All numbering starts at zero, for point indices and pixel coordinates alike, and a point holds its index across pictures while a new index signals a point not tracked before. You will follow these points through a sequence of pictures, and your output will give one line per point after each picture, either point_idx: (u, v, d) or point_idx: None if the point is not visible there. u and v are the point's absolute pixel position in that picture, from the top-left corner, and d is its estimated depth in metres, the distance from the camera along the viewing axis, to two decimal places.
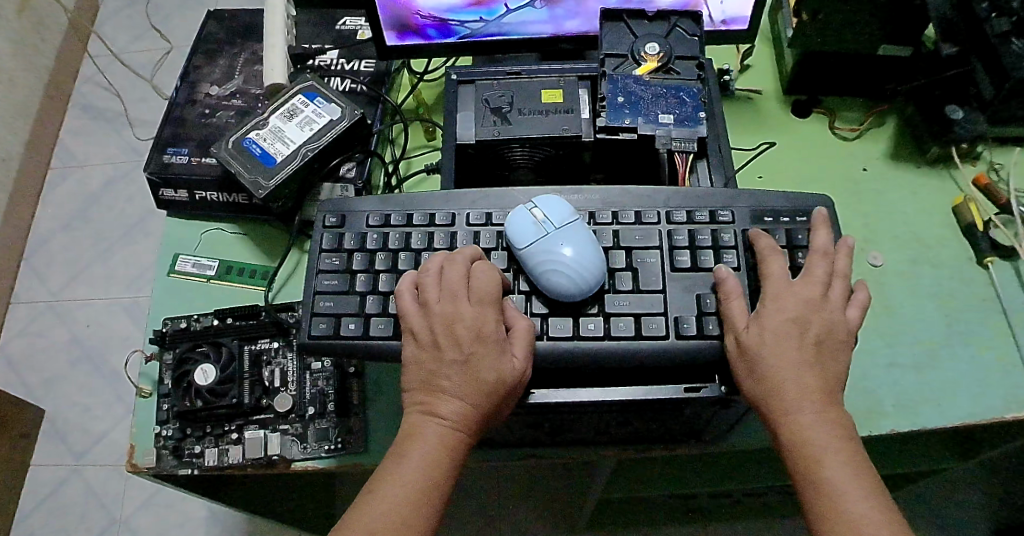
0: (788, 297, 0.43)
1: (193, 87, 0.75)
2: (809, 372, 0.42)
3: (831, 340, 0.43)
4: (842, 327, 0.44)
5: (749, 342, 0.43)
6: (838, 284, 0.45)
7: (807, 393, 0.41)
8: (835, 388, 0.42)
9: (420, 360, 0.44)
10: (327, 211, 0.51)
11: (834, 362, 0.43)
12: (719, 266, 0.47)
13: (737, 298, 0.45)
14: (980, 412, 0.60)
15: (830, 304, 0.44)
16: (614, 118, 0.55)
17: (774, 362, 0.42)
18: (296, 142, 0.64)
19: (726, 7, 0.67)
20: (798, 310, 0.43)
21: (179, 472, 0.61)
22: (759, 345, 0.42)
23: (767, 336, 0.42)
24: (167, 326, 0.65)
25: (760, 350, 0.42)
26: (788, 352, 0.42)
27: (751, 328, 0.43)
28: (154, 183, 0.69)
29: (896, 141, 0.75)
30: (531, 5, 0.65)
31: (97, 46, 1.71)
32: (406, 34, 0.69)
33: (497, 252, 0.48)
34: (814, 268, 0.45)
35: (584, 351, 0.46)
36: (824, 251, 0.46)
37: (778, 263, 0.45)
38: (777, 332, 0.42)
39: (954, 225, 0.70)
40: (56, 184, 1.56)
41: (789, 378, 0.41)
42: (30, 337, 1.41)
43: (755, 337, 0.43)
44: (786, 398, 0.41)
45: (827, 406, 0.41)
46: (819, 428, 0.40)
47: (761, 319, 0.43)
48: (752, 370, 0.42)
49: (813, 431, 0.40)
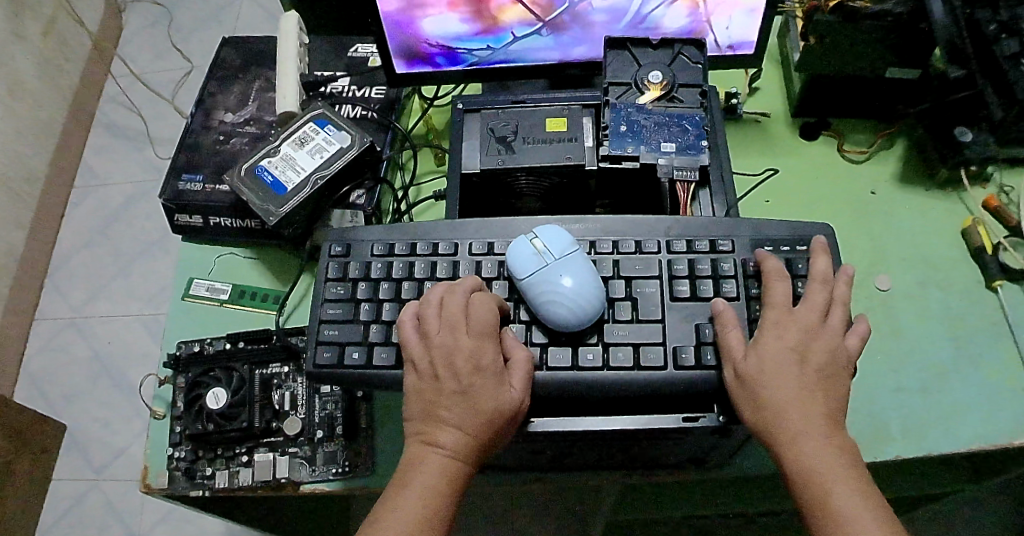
0: (785, 325, 0.44)
1: (208, 114, 0.77)
2: (811, 399, 0.42)
3: (832, 367, 0.43)
4: (842, 355, 0.44)
5: (748, 371, 0.43)
6: (836, 310, 0.45)
7: (812, 421, 0.41)
8: (837, 414, 0.42)
9: (421, 391, 0.45)
10: (334, 240, 0.53)
11: (835, 388, 0.43)
12: (717, 298, 0.47)
13: (734, 327, 0.45)
14: (989, 437, 0.59)
15: (830, 331, 0.44)
16: (617, 146, 0.55)
17: (775, 388, 0.42)
18: (307, 169, 0.66)
19: (732, 32, 0.67)
20: (797, 338, 0.43)
21: (190, 494, 0.62)
22: (760, 373, 0.42)
23: (767, 363, 0.43)
24: (181, 350, 0.66)
25: (761, 379, 0.42)
26: (789, 380, 0.42)
27: (750, 357, 0.43)
28: (170, 208, 0.71)
29: (905, 162, 0.75)
30: (538, 32, 0.66)
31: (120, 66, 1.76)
32: (415, 62, 0.70)
33: (498, 281, 0.49)
34: (813, 294, 0.46)
35: (584, 380, 0.46)
36: (823, 277, 0.46)
37: (778, 290, 0.46)
38: (777, 359, 0.43)
39: (963, 247, 0.69)
40: (80, 202, 1.60)
41: (792, 405, 0.41)
42: (52, 352, 1.44)
43: (754, 366, 0.43)
44: (790, 426, 0.41)
45: (832, 431, 0.41)
46: (825, 455, 0.40)
47: (760, 348, 0.44)
48: (753, 399, 0.42)
49: (819, 459, 0.40)
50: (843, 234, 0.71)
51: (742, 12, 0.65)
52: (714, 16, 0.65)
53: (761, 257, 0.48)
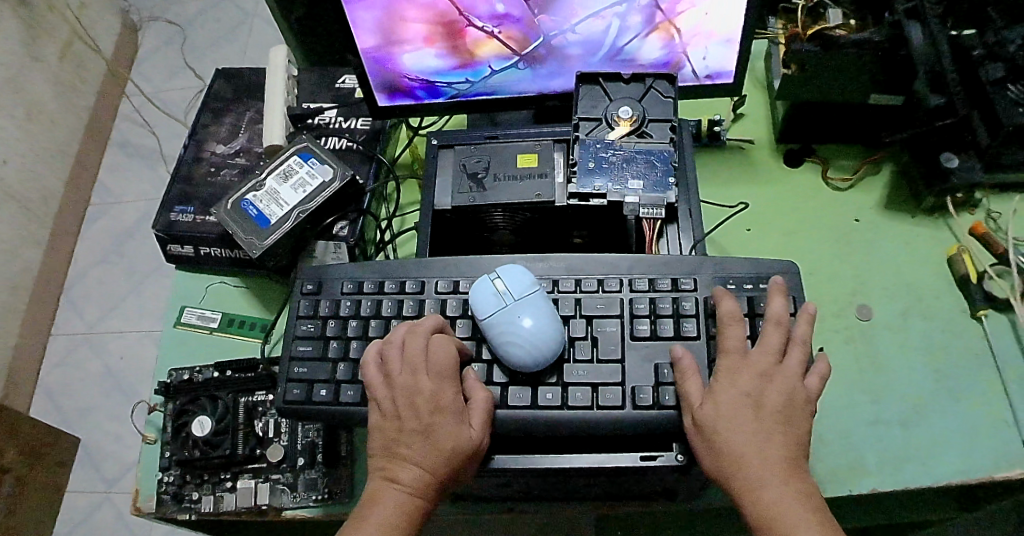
0: (739, 370, 0.44)
1: (201, 145, 0.79)
2: (769, 444, 0.41)
3: (790, 409, 0.43)
4: (802, 396, 0.44)
5: (704, 418, 0.43)
6: (795, 350, 0.45)
7: (771, 466, 0.41)
8: (797, 457, 0.42)
9: (383, 428, 0.46)
10: (307, 277, 0.55)
11: (794, 431, 0.42)
12: (678, 344, 0.48)
13: (693, 376, 0.46)
14: (970, 471, 0.58)
15: (787, 373, 0.44)
16: (585, 183, 0.56)
17: (730, 434, 0.42)
18: (290, 202, 0.67)
19: (709, 62, 0.67)
20: (751, 383, 0.43)
21: (178, 517, 0.63)
22: (715, 420, 0.42)
23: (720, 409, 0.43)
24: (171, 377, 0.68)
25: (717, 425, 0.42)
26: (745, 424, 0.42)
27: (706, 405, 0.44)
28: (162, 239, 0.73)
29: (890, 189, 0.74)
30: (515, 66, 0.67)
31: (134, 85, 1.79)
32: (396, 96, 0.71)
33: (462, 320, 0.51)
34: (768, 336, 0.46)
35: (543, 419, 0.48)
36: (777, 319, 0.47)
37: (731, 335, 0.46)
38: (732, 404, 0.43)
39: (948, 276, 0.68)
40: (95, 220, 1.64)
41: (748, 450, 0.41)
42: (67, 367, 1.49)
43: (708, 413, 0.43)
44: (747, 472, 0.41)
45: (791, 476, 0.40)
46: (785, 501, 0.39)
47: (715, 395, 0.44)
48: (711, 447, 0.42)
49: (779, 506, 0.39)
50: (824, 262, 0.70)
51: (718, 43, 0.64)
52: (690, 47, 0.65)
53: (719, 297, 0.49)
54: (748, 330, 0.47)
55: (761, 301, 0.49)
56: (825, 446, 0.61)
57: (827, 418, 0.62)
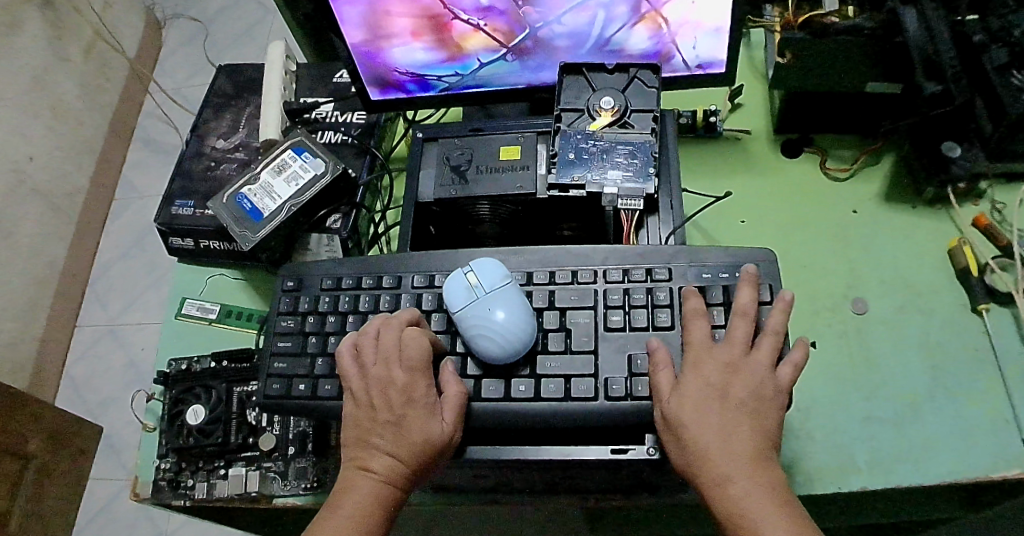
0: (705, 362, 0.44)
1: (202, 140, 0.81)
2: (733, 437, 0.40)
3: (757, 401, 0.42)
4: (771, 387, 0.43)
5: (669, 412, 0.43)
6: (766, 340, 0.45)
7: (737, 458, 0.40)
8: (764, 450, 0.41)
9: (357, 419, 0.47)
10: (288, 274, 0.58)
11: (762, 423, 0.42)
12: (654, 337, 0.48)
13: (665, 368, 0.45)
14: (966, 470, 0.57)
15: (755, 364, 0.44)
16: (564, 174, 0.56)
17: (694, 428, 0.41)
18: (282, 196, 0.68)
19: (700, 51, 0.65)
20: (716, 376, 0.43)
21: (172, 504, 0.65)
22: (679, 413, 0.42)
23: (685, 402, 0.42)
24: (171, 367, 0.71)
25: (682, 419, 0.42)
26: (711, 416, 0.41)
27: (673, 397, 0.43)
28: (163, 232, 0.75)
29: (890, 181, 0.72)
30: (503, 58, 0.66)
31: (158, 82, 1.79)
32: (388, 90, 0.71)
33: (436, 314, 0.52)
34: (735, 330, 0.45)
35: (514, 412, 0.48)
36: (746, 311, 0.46)
37: (696, 329, 0.46)
38: (696, 398, 0.42)
39: (948, 269, 0.67)
40: (119, 215, 1.66)
41: (712, 443, 0.40)
42: (92, 358, 1.53)
43: (673, 406, 0.43)
44: (712, 466, 0.40)
45: (757, 468, 0.39)
46: (751, 496, 0.38)
47: (681, 388, 0.43)
48: (677, 441, 0.42)
49: (745, 500, 0.38)
50: (819, 255, 0.69)
51: (707, 33, 0.63)
52: (679, 37, 0.63)
53: (688, 295, 0.49)
54: (715, 323, 0.47)
55: (728, 291, 0.49)
56: (814, 442, 0.60)
57: (816, 414, 0.61)
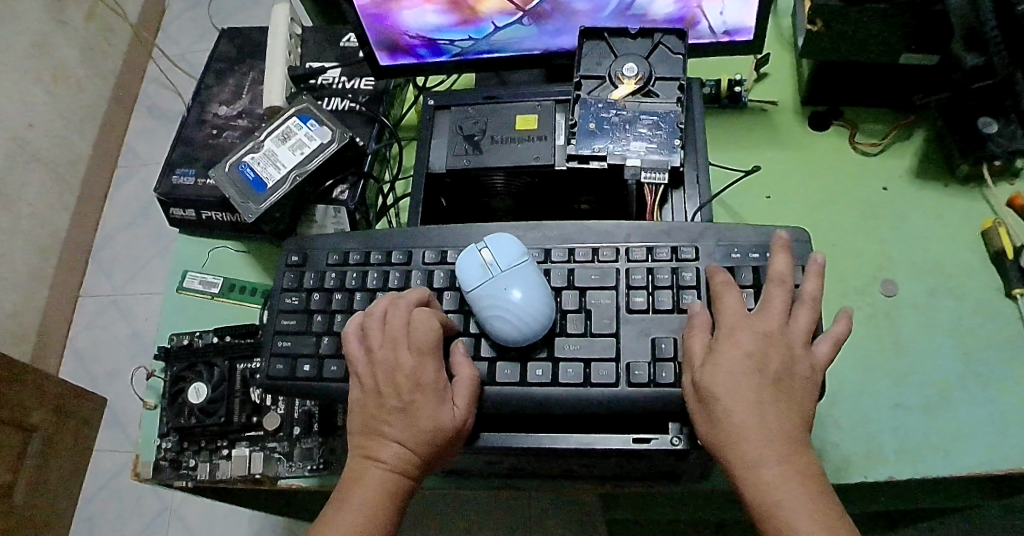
0: (742, 330, 0.41)
1: (204, 107, 0.78)
2: (768, 416, 0.38)
3: (792, 378, 0.40)
4: (805, 365, 0.41)
5: (701, 381, 0.40)
6: (801, 311, 0.43)
7: (771, 441, 0.38)
8: (799, 433, 0.39)
9: (363, 404, 0.45)
10: (293, 248, 0.55)
11: (796, 405, 0.40)
12: (695, 303, 0.46)
13: (701, 333, 0.43)
14: (996, 461, 0.55)
15: (791, 338, 0.42)
16: (584, 145, 0.53)
17: (729, 402, 0.39)
18: (287, 165, 0.65)
19: (727, 17, 0.60)
20: (755, 344, 0.40)
21: (174, 485, 0.64)
22: (713, 384, 0.40)
23: (720, 373, 0.40)
24: (172, 343, 0.69)
25: (715, 392, 0.39)
26: (747, 392, 0.39)
27: (705, 367, 0.41)
28: (164, 203, 0.73)
29: (922, 156, 0.69)
30: (519, 22, 0.62)
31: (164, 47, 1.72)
32: (398, 55, 0.67)
33: (447, 293, 0.50)
34: (773, 298, 0.43)
35: (528, 396, 0.46)
36: (783, 278, 0.44)
37: (730, 296, 0.44)
38: (733, 367, 0.40)
39: (982, 251, 0.64)
40: (123, 183, 1.61)
41: (747, 420, 0.38)
42: (96, 329, 1.50)
43: (706, 376, 0.40)
44: (745, 445, 0.38)
45: (790, 451, 0.38)
46: (783, 483, 0.37)
47: (716, 356, 0.41)
48: (708, 415, 0.40)
49: (776, 487, 0.37)
50: (847, 234, 0.66)
51: None
52: (706, 2, 0.58)
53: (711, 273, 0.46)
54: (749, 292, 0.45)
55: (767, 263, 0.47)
56: (839, 429, 0.58)
57: (841, 399, 0.59)
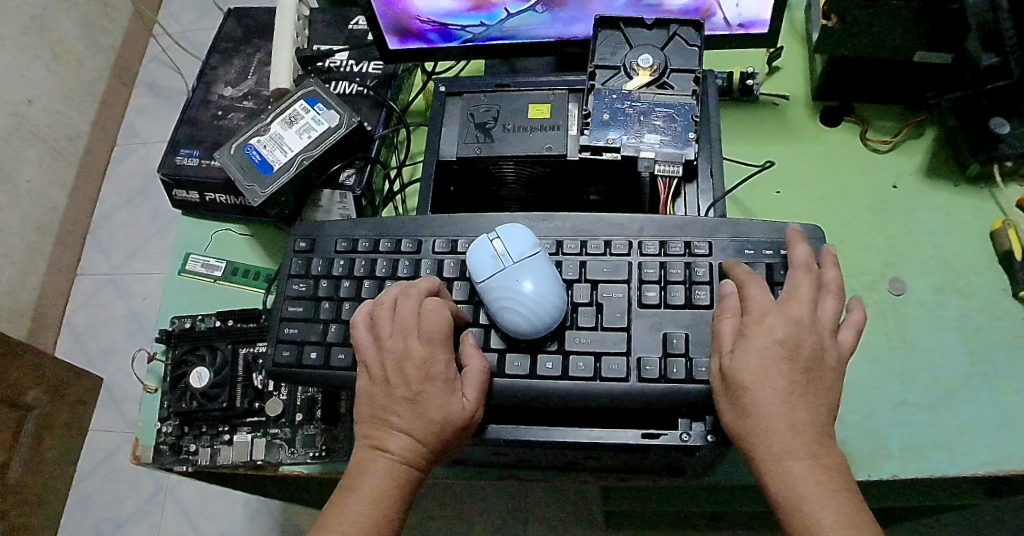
0: (773, 315, 0.42)
1: (209, 87, 0.77)
2: (797, 406, 0.40)
3: (820, 367, 0.41)
4: (831, 354, 0.42)
5: (731, 368, 0.41)
6: (826, 298, 0.44)
7: (798, 432, 0.39)
8: (824, 425, 0.40)
9: (372, 393, 0.45)
10: (300, 234, 0.55)
11: (822, 395, 0.41)
12: (729, 282, 0.47)
13: (730, 316, 0.44)
14: (1000, 460, 0.55)
15: (819, 325, 0.43)
16: (598, 136, 0.53)
17: (760, 393, 0.40)
18: (294, 149, 0.64)
19: (743, 9, 0.58)
20: (786, 331, 0.41)
21: (174, 469, 0.63)
22: (743, 371, 0.40)
23: (751, 359, 0.40)
24: (174, 325, 0.68)
25: (745, 379, 0.40)
26: (777, 382, 0.40)
27: (736, 353, 0.42)
28: (167, 184, 0.72)
29: (933, 153, 0.68)
30: (532, 9, 0.60)
31: (165, 23, 1.69)
32: (407, 39, 0.66)
33: (458, 282, 0.50)
34: (801, 285, 0.44)
35: (542, 389, 0.47)
36: (806, 266, 0.46)
37: (756, 289, 0.44)
38: (765, 354, 0.40)
39: (989, 251, 0.63)
40: (121, 161, 1.59)
41: (777, 411, 0.39)
42: (92, 308, 1.49)
43: (737, 362, 0.41)
44: (774, 435, 0.39)
45: (816, 444, 0.39)
46: (809, 475, 0.38)
47: (748, 342, 0.41)
48: (737, 403, 0.41)
49: (802, 479, 0.38)
50: (858, 230, 0.66)
51: None
52: None
53: (728, 269, 0.48)
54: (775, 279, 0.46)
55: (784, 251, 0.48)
56: (846, 426, 0.58)
57: (849, 396, 0.59)
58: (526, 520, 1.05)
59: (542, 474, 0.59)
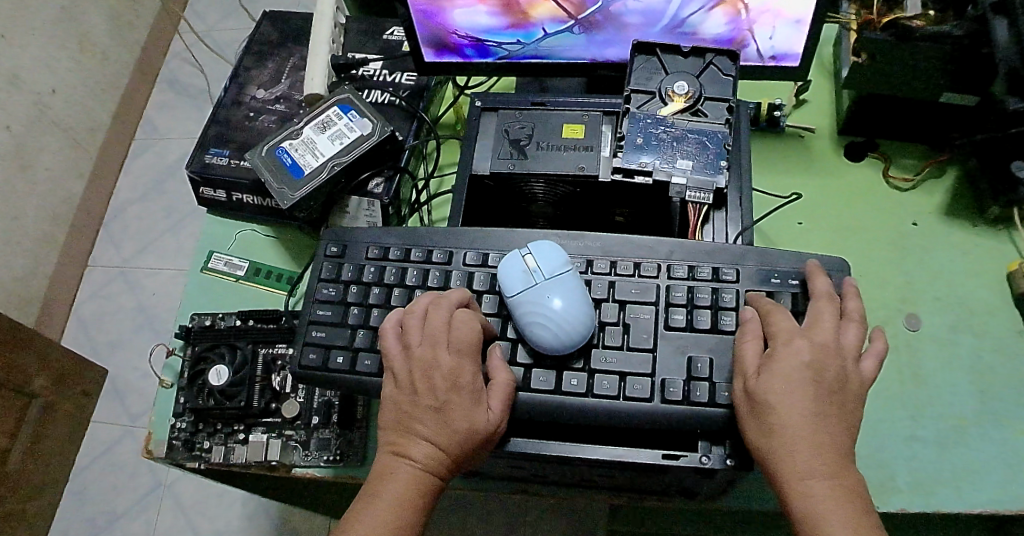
0: (799, 338, 0.43)
1: (241, 88, 0.78)
2: (820, 429, 0.40)
3: (843, 392, 0.42)
4: (855, 380, 0.43)
5: (757, 388, 0.42)
6: (849, 326, 0.45)
7: (821, 456, 0.39)
8: (846, 451, 0.40)
9: (397, 400, 0.46)
10: (331, 239, 0.56)
11: (845, 421, 0.41)
12: (746, 309, 0.48)
13: (753, 340, 0.45)
14: (1008, 500, 0.55)
15: (843, 351, 0.43)
16: (631, 159, 0.54)
17: (784, 413, 0.40)
18: (325, 154, 0.65)
19: (776, 42, 0.60)
20: (812, 354, 0.42)
21: (187, 465, 0.64)
22: (768, 391, 0.41)
23: (776, 381, 0.41)
24: (193, 322, 0.69)
25: (770, 400, 0.41)
26: (802, 404, 0.40)
27: (761, 375, 0.42)
28: (196, 181, 0.73)
29: (953, 193, 0.69)
30: (570, 30, 0.61)
31: (190, 21, 1.71)
32: (443, 52, 0.67)
33: (488, 296, 0.50)
34: (824, 311, 0.45)
35: (564, 404, 0.47)
36: (827, 296, 0.47)
37: (781, 316, 0.45)
38: (791, 377, 0.41)
39: (1005, 293, 0.64)
40: (139, 154, 1.61)
41: (801, 432, 0.40)
42: (101, 299, 1.49)
43: (762, 383, 0.42)
44: (796, 456, 0.39)
45: (838, 468, 0.39)
46: (831, 498, 0.38)
47: (774, 364, 0.42)
48: (760, 423, 0.41)
49: (824, 501, 0.38)
50: (876, 264, 0.66)
51: (787, 23, 0.57)
52: (757, 25, 0.58)
53: (752, 300, 0.48)
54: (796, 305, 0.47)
55: (803, 281, 0.49)
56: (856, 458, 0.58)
57: (860, 428, 0.59)
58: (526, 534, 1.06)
59: (558, 490, 0.59)
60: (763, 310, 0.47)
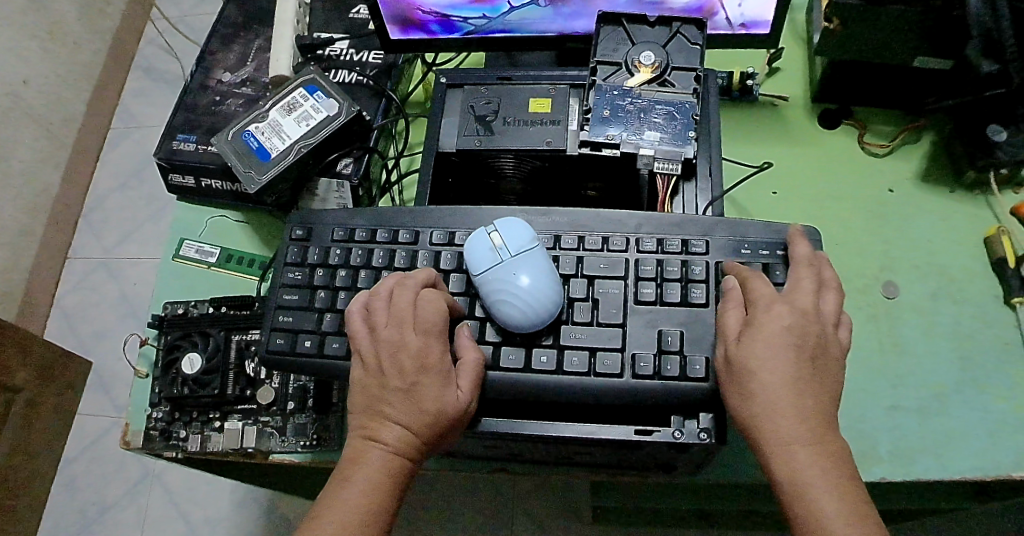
0: (779, 303, 0.42)
1: (208, 72, 0.76)
2: (802, 393, 0.40)
3: (825, 357, 0.42)
4: (835, 345, 0.43)
5: (739, 355, 0.41)
6: (828, 292, 0.45)
7: (804, 420, 0.39)
8: (830, 416, 0.40)
9: (366, 384, 0.45)
10: (297, 224, 0.55)
11: (827, 385, 0.41)
12: (728, 279, 0.47)
13: (734, 307, 0.44)
14: (988, 464, 0.56)
15: (823, 316, 0.43)
16: (597, 132, 0.53)
17: (766, 379, 0.40)
18: (292, 136, 0.64)
19: (746, 9, 0.58)
20: (794, 318, 0.41)
21: (164, 455, 0.63)
22: (749, 356, 0.41)
23: (758, 348, 0.41)
24: (166, 311, 0.68)
25: (751, 365, 0.41)
26: (784, 368, 0.40)
27: (742, 342, 0.42)
28: (163, 168, 0.71)
29: (930, 159, 0.69)
30: (535, 3, 0.60)
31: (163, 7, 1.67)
32: (409, 29, 0.65)
33: (455, 275, 0.50)
34: (804, 277, 0.45)
35: (535, 382, 0.47)
36: (808, 259, 0.47)
37: (760, 284, 0.44)
38: (772, 342, 0.41)
39: (983, 259, 0.64)
40: (116, 144, 1.58)
41: (782, 398, 0.40)
42: (83, 291, 1.47)
43: (744, 350, 0.41)
44: (780, 422, 0.39)
45: (821, 432, 0.39)
46: (814, 462, 0.38)
47: (756, 330, 0.42)
48: (741, 391, 0.41)
49: (808, 467, 0.38)
50: (853, 233, 0.66)
51: None
52: None
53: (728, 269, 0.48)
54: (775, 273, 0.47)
55: (785, 247, 0.49)
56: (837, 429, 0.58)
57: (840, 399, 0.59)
58: (517, 512, 1.07)
59: (539, 468, 0.59)
60: (743, 278, 0.46)
